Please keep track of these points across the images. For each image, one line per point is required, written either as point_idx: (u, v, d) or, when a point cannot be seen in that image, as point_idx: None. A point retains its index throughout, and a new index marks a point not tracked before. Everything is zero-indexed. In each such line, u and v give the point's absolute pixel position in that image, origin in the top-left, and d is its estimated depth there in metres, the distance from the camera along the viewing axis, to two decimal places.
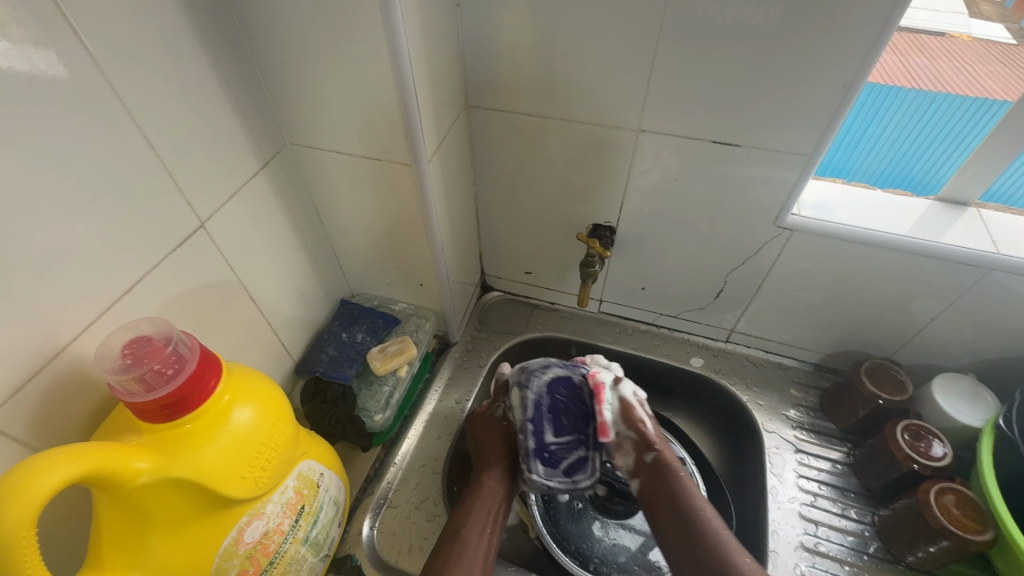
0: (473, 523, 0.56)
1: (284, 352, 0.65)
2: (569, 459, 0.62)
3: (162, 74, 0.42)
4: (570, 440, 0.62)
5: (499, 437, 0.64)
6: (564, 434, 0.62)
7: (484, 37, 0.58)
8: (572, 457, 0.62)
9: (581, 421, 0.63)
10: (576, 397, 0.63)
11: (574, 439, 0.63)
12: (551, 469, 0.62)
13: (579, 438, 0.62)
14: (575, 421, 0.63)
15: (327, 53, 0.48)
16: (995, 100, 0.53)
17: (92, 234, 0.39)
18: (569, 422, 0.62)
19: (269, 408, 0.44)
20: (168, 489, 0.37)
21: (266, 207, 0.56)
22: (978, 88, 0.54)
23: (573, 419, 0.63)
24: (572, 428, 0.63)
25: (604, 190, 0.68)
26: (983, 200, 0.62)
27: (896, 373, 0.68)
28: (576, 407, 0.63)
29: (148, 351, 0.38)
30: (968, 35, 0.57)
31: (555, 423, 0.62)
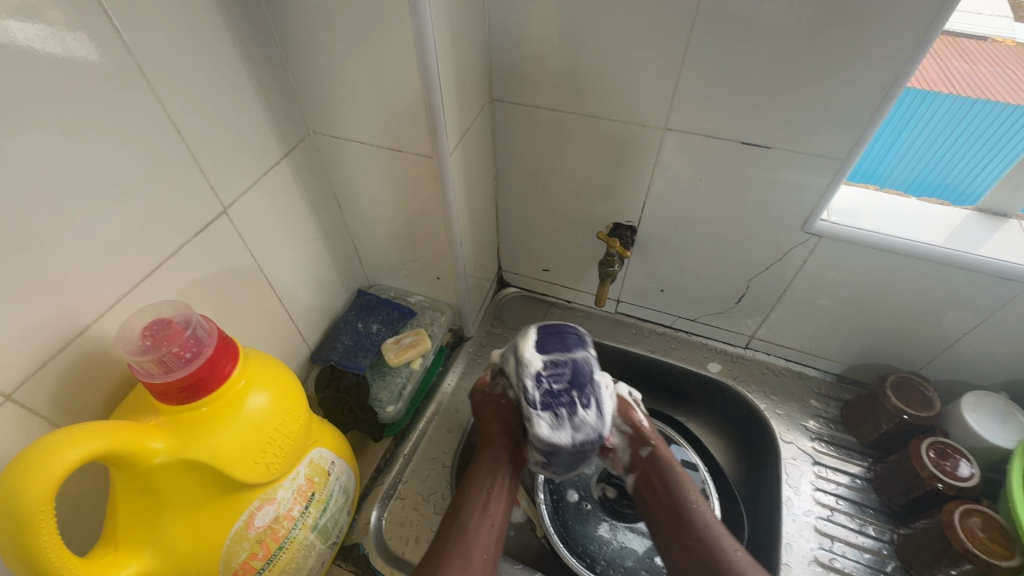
0: (476, 507, 0.56)
1: (300, 340, 0.65)
2: (558, 420, 0.55)
3: (192, 61, 0.42)
4: (564, 394, 0.56)
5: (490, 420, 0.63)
6: (541, 404, 0.56)
7: (510, 30, 0.57)
8: (564, 412, 0.55)
9: (574, 381, 0.56)
10: (567, 372, 0.57)
11: (569, 392, 0.56)
12: (553, 423, 0.55)
13: (579, 393, 0.56)
14: (565, 380, 0.56)
15: (353, 42, 0.47)
16: None
17: (116, 217, 0.40)
18: (570, 375, 0.57)
19: (283, 394, 0.44)
20: (183, 471, 0.38)
21: (288, 194, 0.56)
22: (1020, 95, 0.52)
23: (573, 371, 0.57)
24: (565, 387, 0.56)
25: (626, 188, 0.67)
26: None
27: (923, 389, 0.65)
28: (573, 381, 0.56)
29: (168, 334, 0.38)
30: (1014, 40, 0.55)
31: (550, 375, 0.56)
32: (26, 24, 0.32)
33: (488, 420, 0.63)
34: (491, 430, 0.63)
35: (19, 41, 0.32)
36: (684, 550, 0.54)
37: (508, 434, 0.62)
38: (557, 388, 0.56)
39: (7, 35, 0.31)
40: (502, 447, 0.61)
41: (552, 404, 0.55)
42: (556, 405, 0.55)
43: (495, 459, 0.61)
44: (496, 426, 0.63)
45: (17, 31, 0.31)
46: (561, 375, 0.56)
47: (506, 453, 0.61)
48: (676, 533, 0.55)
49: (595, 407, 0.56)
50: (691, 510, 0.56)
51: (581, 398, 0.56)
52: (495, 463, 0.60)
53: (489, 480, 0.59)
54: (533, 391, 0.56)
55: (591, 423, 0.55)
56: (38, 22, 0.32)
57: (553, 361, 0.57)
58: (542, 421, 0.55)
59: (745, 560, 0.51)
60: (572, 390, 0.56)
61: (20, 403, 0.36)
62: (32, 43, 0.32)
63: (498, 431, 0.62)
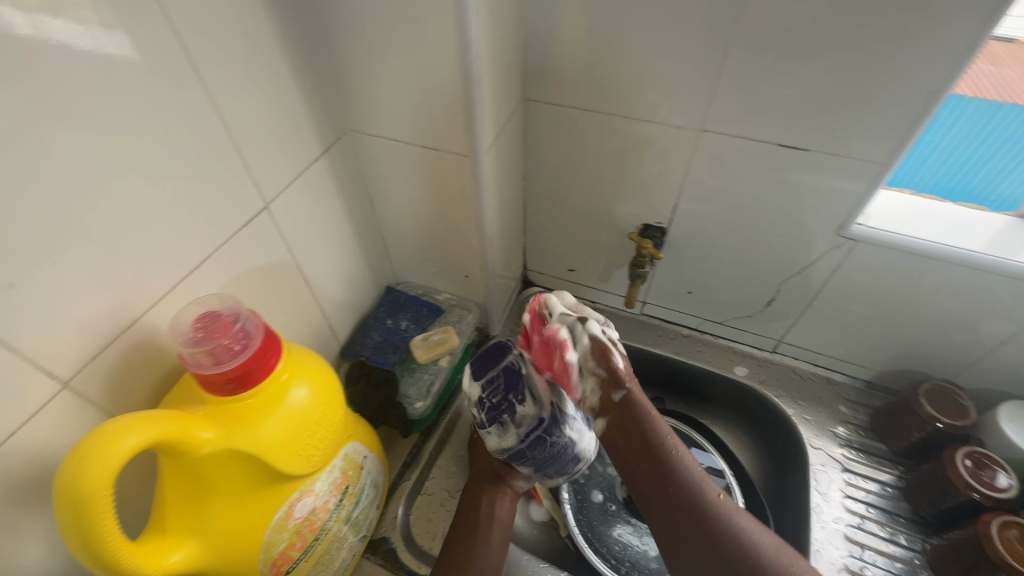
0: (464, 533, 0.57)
1: (331, 335, 0.66)
2: (507, 423, 0.54)
3: (241, 61, 0.43)
4: (502, 402, 0.54)
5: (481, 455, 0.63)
6: (486, 414, 0.55)
7: (547, 31, 0.57)
8: (508, 416, 0.54)
9: (509, 382, 0.55)
10: (504, 378, 0.55)
11: (505, 398, 0.54)
12: (504, 430, 0.54)
13: (512, 392, 0.54)
14: (501, 387, 0.55)
15: (395, 41, 0.48)
16: None
17: (166, 212, 0.41)
18: (503, 379, 0.55)
19: (323, 388, 0.45)
20: (229, 462, 0.39)
21: (324, 192, 0.57)
22: None
23: (507, 377, 0.55)
24: (502, 391, 0.55)
25: (658, 190, 0.66)
26: None
27: (958, 397, 0.64)
28: (507, 382, 0.55)
29: (218, 327, 0.39)
30: None
31: (488, 391, 0.55)
32: (92, 29, 0.33)
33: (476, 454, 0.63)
34: (478, 464, 0.63)
35: (85, 44, 0.33)
36: (671, 501, 0.54)
37: (489, 467, 0.62)
38: (496, 399, 0.55)
39: (55, 34, 0.31)
40: (485, 480, 0.61)
41: (495, 415, 0.54)
42: (497, 413, 0.54)
43: (482, 492, 0.60)
44: (480, 460, 0.63)
45: (83, 35, 0.32)
46: (494, 380, 0.55)
47: (493, 483, 0.61)
48: (660, 478, 0.56)
49: (533, 398, 0.54)
50: (674, 458, 0.56)
51: (516, 394, 0.54)
52: (480, 493, 0.60)
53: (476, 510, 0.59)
54: (476, 410, 0.56)
55: (532, 413, 0.54)
56: (77, 22, 0.32)
57: (490, 377, 0.56)
58: (490, 433, 0.56)
59: (724, 504, 0.53)
60: (509, 395, 0.54)
61: (76, 391, 0.37)
62: (96, 45, 0.33)
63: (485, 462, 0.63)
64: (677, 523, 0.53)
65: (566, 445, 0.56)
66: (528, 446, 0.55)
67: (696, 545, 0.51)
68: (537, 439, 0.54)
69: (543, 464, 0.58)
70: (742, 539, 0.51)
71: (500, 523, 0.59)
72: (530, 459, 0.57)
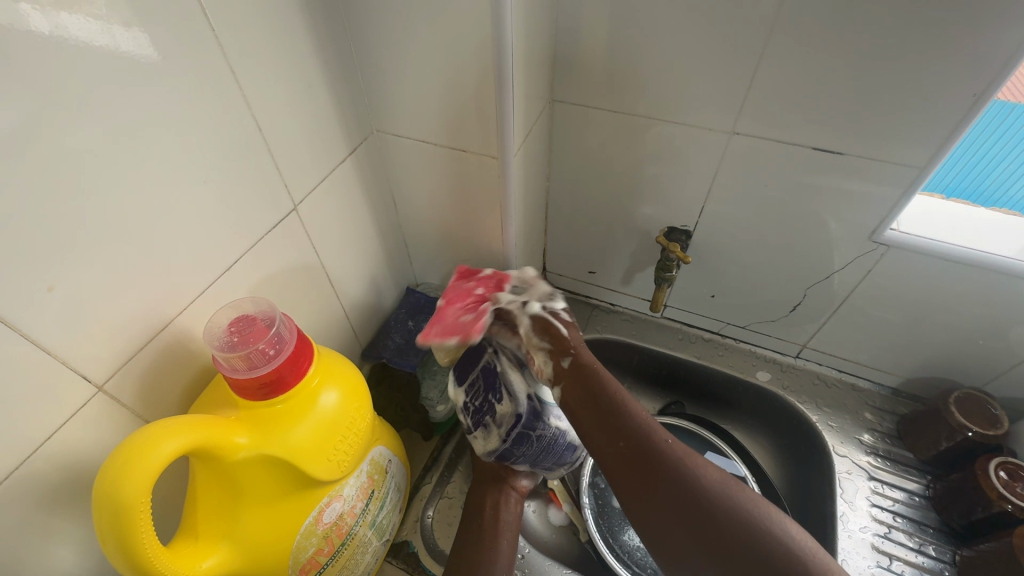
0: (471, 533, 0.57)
1: (353, 336, 0.65)
2: (491, 423, 0.56)
3: (272, 62, 0.43)
4: (484, 403, 0.56)
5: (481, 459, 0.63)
6: (472, 418, 0.57)
7: (577, 30, 0.56)
8: (492, 416, 0.56)
9: (488, 384, 0.56)
10: (485, 380, 0.57)
11: (485, 400, 0.56)
12: (490, 432, 0.57)
13: (489, 392, 0.56)
14: (481, 389, 0.57)
15: (425, 42, 0.47)
16: None
17: (198, 214, 0.40)
18: (482, 381, 0.57)
19: (353, 393, 0.44)
20: (262, 467, 0.38)
21: (350, 193, 0.57)
22: None
23: (484, 379, 0.57)
24: (481, 393, 0.57)
25: (684, 192, 0.65)
26: None
27: (990, 406, 0.62)
28: (486, 384, 0.57)
29: (253, 331, 0.38)
30: None
31: (471, 395, 0.58)
32: (125, 31, 0.32)
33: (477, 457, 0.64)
34: (480, 467, 0.63)
35: (117, 46, 0.32)
36: (620, 455, 0.47)
37: (488, 468, 0.62)
38: (478, 402, 0.57)
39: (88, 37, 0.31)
40: (487, 482, 0.61)
41: (478, 417, 0.57)
42: (480, 416, 0.57)
43: (484, 494, 0.60)
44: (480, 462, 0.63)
45: (117, 38, 0.32)
46: (472, 384, 0.58)
47: (493, 484, 0.61)
48: (607, 431, 0.49)
49: (510, 396, 0.55)
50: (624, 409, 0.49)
51: (493, 394, 0.56)
52: (483, 497, 0.60)
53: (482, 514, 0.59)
54: (462, 416, 0.58)
55: (510, 412, 0.55)
56: (89, 17, 0.30)
57: (471, 382, 0.58)
58: (477, 437, 0.58)
59: (676, 451, 0.47)
60: (488, 395, 0.56)
61: (110, 394, 0.37)
62: (129, 48, 0.33)
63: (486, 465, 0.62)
64: (631, 479, 0.46)
65: (553, 436, 0.57)
66: (512, 445, 0.56)
67: (653, 494, 0.45)
68: (519, 436, 0.56)
69: (537, 456, 0.58)
70: (696, 487, 0.44)
71: (502, 525, 0.58)
72: (522, 455, 0.58)
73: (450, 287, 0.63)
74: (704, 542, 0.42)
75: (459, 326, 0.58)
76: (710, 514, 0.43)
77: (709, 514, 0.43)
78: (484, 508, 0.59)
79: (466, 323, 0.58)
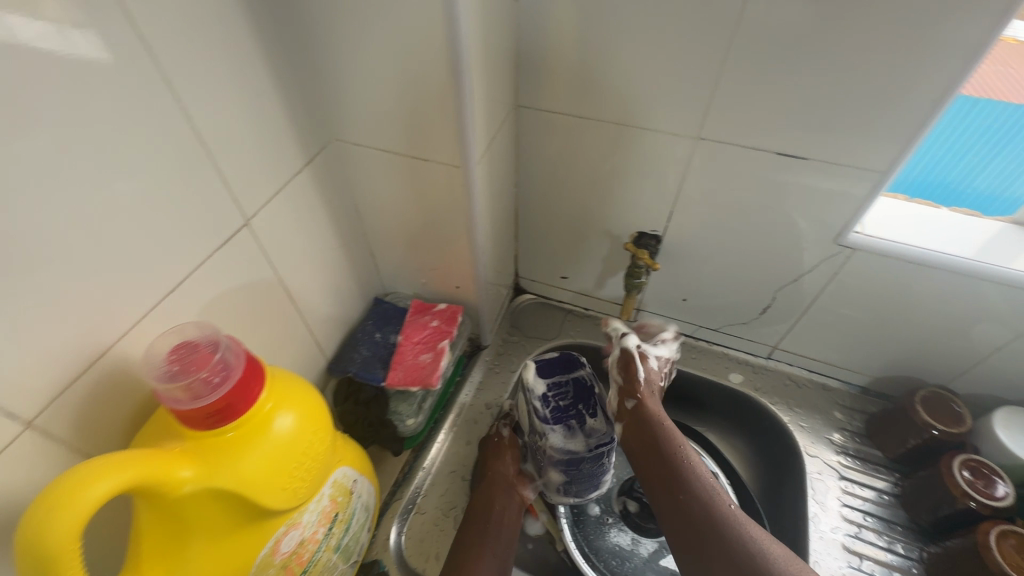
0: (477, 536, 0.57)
1: (317, 351, 0.63)
2: (569, 426, 0.61)
3: (216, 71, 0.40)
4: (572, 409, 0.62)
5: (503, 465, 0.64)
6: (552, 416, 0.62)
7: (541, 33, 0.55)
8: (575, 422, 0.61)
9: (581, 392, 0.64)
10: (580, 386, 0.64)
11: (576, 406, 0.63)
12: (569, 433, 0.61)
13: (584, 404, 0.63)
14: (573, 394, 0.63)
15: (383, 49, 0.46)
16: None
17: (138, 233, 0.38)
18: (574, 390, 0.64)
19: (309, 416, 0.42)
20: (209, 501, 0.37)
21: (309, 204, 0.55)
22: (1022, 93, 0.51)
23: (576, 388, 0.64)
24: (574, 398, 0.63)
25: (653, 196, 0.65)
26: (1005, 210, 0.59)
27: (954, 404, 0.64)
28: (580, 391, 0.64)
29: (195, 359, 0.36)
30: None
31: (556, 394, 0.63)
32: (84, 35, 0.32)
33: (493, 458, 0.65)
34: (492, 468, 0.64)
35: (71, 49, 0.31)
36: (681, 508, 0.55)
37: (505, 472, 0.63)
38: (565, 404, 0.63)
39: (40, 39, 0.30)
40: (501, 486, 0.62)
41: (561, 417, 0.62)
42: (565, 417, 0.62)
43: (494, 497, 0.61)
44: (498, 463, 0.64)
45: (70, 42, 0.31)
46: (559, 385, 0.64)
47: (506, 489, 0.62)
48: (669, 481, 0.57)
49: (602, 415, 0.62)
50: (688, 465, 0.58)
51: (588, 407, 0.62)
52: (492, 499, 0.61)
53: (489, 518, 0.60)
54: (541, 409, 0.62)
55: (602, 427, 0.61)
56: (40, 20, 0.29)
57: (557, 383, 0.64)
58: (555, 431, 0.60)
59: (738, 514, 0.53)
60: (578, 404, 0.63)
61: (41, 430, 0.35)
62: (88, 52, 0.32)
63: (504, 468, 0.64)
64: (684, 528, 0.54)
65: (605, 471, 0.62)
66: (591, 459, 0.59)
67: (698, 540, 0.52)
68: (599, 455, 0.60)
69: (579, 480, 0.61)
70: (751, 546, 0.50)
71: (508, 530, 0.59)
72: (570, 470, 0.60)
73: (405, 323, 0.68)
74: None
75: (420, 370, 0.64)
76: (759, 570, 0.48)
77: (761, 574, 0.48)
78: (493, 507, 0.60)
79: (425, 370, 0.63)
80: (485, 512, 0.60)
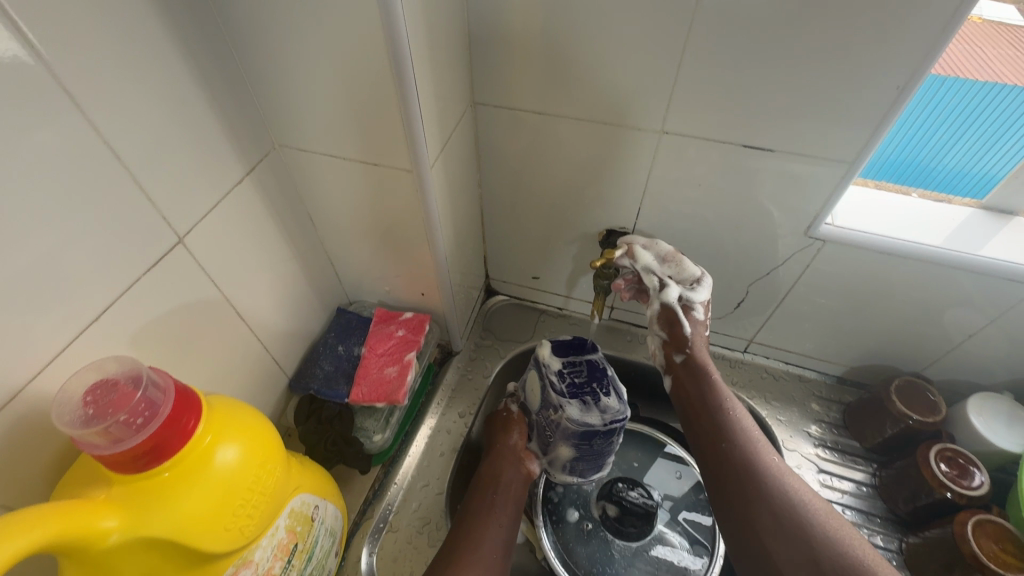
0: (484, 509, 0.58)
1: (275, 368, 0.60)
2: (587, 401, 0.59)
3: (131, 78, 0.37)
4: (586, 385, 0.60)
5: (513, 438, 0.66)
6: (569, 390, 0.60)
7: (494, 26, 0.52)
8: (589, 397, 0.59)
9: (595, 368, 0.62)
10: (593, 364, 0.63)
11: (591, 382, 0.61)
12: (584, 408, 0.58)
13: (598, 382, 0.61)
14: (588, 370, 0.62)
15: (320, 47, 0.42)
16: (1002, 85, 0.49)
17: (47, 262, 0.34)
18: (587, 367, 0.62)
19: (256, 446, 0.40)
20: (141, 549, 0.34)
21: (253, 215, 0.51)
22: (988, 71, 0.50)
23: (590, 368, 0.62)
24: (588, 374, 0.61)
25: (620, 192, 0.63)
26: (977, 191, 0.58)
27: (929, 393, 0.63)
28: (593, 368, 0.62)
29: (115, 398, 0.33)
30: (980, 17, 0.51)
31: (570, 371, 0.62)
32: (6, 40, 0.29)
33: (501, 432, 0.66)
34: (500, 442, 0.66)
35: None
36: (721, 457, 0.54)
37: (512, 446, 0.65)
38: (579, 381, 0.61)
39: None
40: (508, 460, 0.64)
41: (577, 392, 0.60)
42: (581, 392, 0.60)
43: (501, 470, 0.63)
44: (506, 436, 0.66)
45: None
46: (575, 363, 0.63)
47: (512, 461, 0.64)
48: (710, 430, 0.56)
49: (615, 393, 0.60)
50: (726, 415, 0.56)
51: (601, 386, 0.60)
52: (500, 470, 0.63)
53: (495, 490, 0.61)
54: (557, 384, 0.61)
55: (615, 404, 0.59)
56: None
57: (571, 363, 0.63)
58: (571, 406, 0.59)
59: (778, 467, 0.52)
60: (592, 382, 0.61)
61: None
62: (14, 57, 0.30)
63: (514, 443, 0.65)
64: (722, 477, 0.53)
65: (610, 451, 0.62)
66: (601, 434, 0.59)
67: (738, 490, 0.51)
68: (610, 431, 0.59)
69: (586, 455, 0.62)
70: (793, 498, 0.49)
71: (514, 504, 0.61)
72: (579, 447, 0.61)
73: (369, 334, 0.66)
74: (791, 547, 0.46)
75: (386, 383, 0.61)
76: (798, 524, 0.47)
77: (801, 525, 0.47)
78: (499, 481, 0.62)
79: (391, 385, 0.61)
80: (491, 486, 0.61)
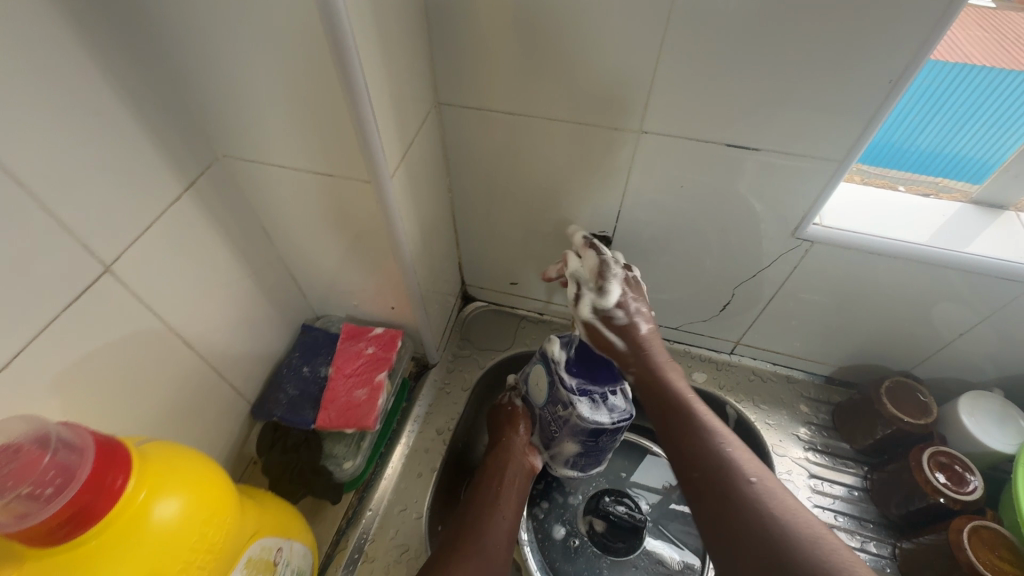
0: (485, 507, 0.56)
1: (233, 395, 0.56)
2: (597, 399, 0.55)
3: (30, 91, 0.32)
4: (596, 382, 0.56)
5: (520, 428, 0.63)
6: (580, 387, 0.56)
7: (457, 21, 0.48)
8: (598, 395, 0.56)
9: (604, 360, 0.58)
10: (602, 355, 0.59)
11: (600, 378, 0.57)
12: (594, 407, 0.55)
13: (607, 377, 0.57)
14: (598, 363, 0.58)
15: (256, 48, 0.38)
16: (971, 65, 0.46)
17: None
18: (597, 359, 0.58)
19: (203, 495, 0.36)
20: None
21: (196, 234, 0.47)
22: (956, 52, 0.46)
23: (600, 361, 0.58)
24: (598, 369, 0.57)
25: (598, 194, 0.59)
26: (953, 175, 0.55)
27: (920, 394, 0.61)
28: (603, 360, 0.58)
29: (18, 466, 0.29)
30: None
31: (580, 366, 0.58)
32: None
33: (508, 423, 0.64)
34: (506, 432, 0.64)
35: None
36: (695, 489, 0.46)
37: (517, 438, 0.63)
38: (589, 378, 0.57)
39: None
40: (513, 451, 0.62)
41: (586, 391, 0.56)
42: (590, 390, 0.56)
43: (505, 462, 0.61)
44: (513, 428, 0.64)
45: None
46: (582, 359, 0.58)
47: (518, 454, 0.61)
48: (678, 455, 0.49)
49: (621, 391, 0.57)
50: (693, 435, 0.48)
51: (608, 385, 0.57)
52: (505, 462, 0.61)
53: (500, 483, 0.59)
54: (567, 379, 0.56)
55: (622, 404, 0.56)
56: None
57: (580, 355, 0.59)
58: (581, 403, 0.55)
59: (761, 490, 0.43)
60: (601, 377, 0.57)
61: None
62: None
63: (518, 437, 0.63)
64: (702, 512, 0.45)
65: (610, 448, 0.60)
66: (608, 433, 0.56)
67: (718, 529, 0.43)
68: (617, 429, 0.56)
69: (592, 451, 0.59)
70: (780, 531, 0.40)
71: (518, 497, 0.59)
72: (583, 445, 0.58)
73: (337, 352, 0.61)
74: None
75: (355, 407, 0.58)
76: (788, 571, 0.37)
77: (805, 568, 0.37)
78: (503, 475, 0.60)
79: (361, 409, 0.57)
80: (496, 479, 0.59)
